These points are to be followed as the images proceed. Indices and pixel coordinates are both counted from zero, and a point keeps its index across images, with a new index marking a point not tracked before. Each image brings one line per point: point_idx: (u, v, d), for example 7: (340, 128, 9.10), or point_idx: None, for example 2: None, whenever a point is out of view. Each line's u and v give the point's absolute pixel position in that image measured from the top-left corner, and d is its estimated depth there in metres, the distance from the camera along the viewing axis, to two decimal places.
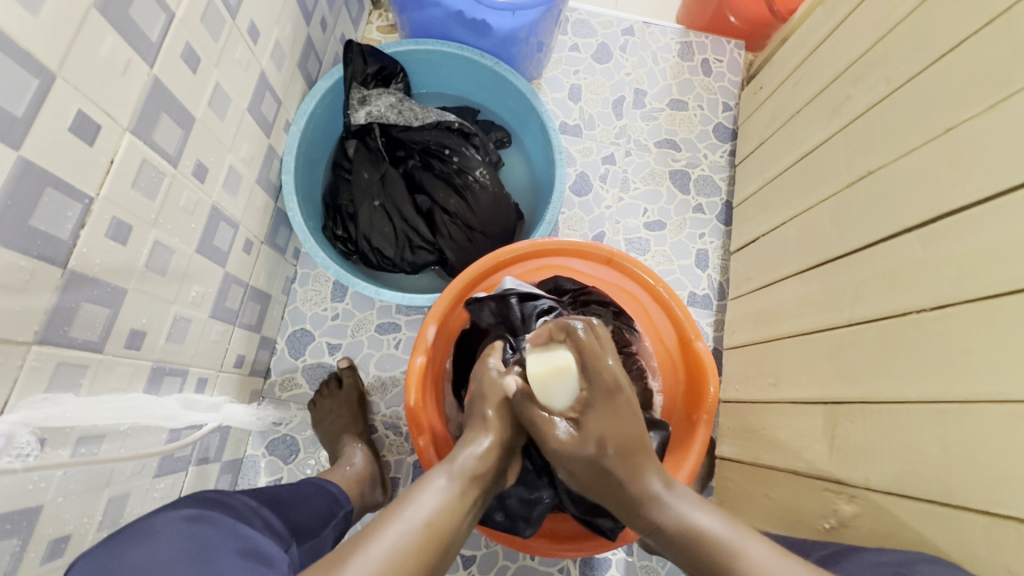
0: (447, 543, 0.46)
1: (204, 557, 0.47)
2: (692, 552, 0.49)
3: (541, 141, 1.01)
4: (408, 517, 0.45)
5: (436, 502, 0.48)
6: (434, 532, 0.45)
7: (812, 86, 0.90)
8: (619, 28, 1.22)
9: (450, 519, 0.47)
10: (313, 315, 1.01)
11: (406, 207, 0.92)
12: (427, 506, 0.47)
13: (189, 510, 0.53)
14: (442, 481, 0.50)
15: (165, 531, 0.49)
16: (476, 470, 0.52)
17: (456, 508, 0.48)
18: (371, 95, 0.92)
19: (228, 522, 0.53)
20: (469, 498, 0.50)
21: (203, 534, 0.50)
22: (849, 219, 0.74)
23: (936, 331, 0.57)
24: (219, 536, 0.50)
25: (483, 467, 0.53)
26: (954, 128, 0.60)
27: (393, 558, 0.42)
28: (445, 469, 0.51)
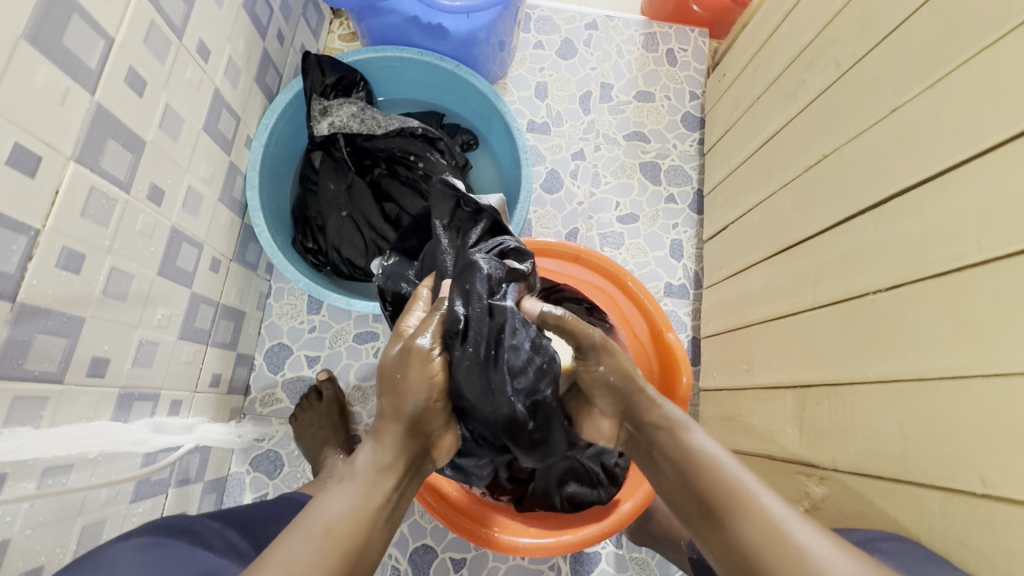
0: (358, 547, 0.46)
1: None
2: (687, 468, 0.50)
3: (506, 141, 1.01)
4: (310, 526, 0.45)
5: (342, 507, 0.47)
6: (341, 537, 0.45)
7: (770, 71, 0.90)
8: (582, 23, 1.22)
9: (356, 519, 0.47)
10: (289, 329, 1.01)
11: (374, 216, 0.93)
12: (332, 513, 0.47)
13: (145, 539, 0.54)
14: (346, 484, 0.49)
15: (121, 561, 0.50)
16: (380, 462, 0.52)
17: (363, 507, 0.48)
18: (331, 106, 0.91)
19: (183, 549, 0.54)
20: (377, 491, 0.50)
21: (156, 565, 0.51)
22: (809, 203, 0.75)
23: (893, 310, 0.58)
24: (172, 567, 0.51)
25: (384, 456, 0.52)
26: (899, 108, 0.61)
27: (297, 567, 0.42)
28: (349, 471, 0.51)
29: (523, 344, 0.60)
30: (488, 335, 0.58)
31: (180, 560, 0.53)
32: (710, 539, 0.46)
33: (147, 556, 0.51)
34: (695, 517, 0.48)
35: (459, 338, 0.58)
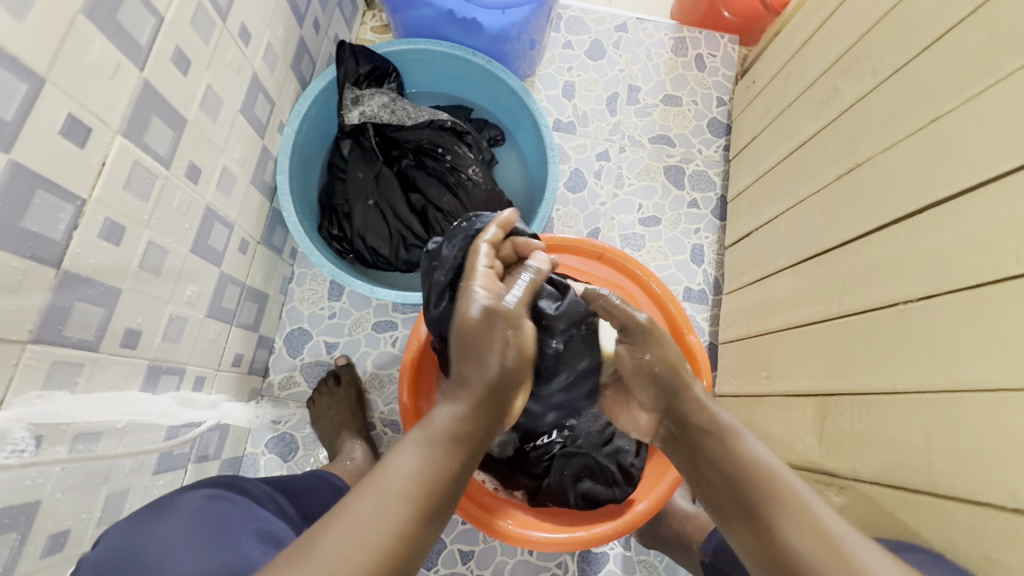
0: (425, 513, 0.43)
1: (222, 538, 0.48)
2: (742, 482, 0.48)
3: (534, 139, 1.01)
4: (386, 484, 0.43)
5: (412, 473, 0.44)
6: (416, 500, 0.43)
7: (803, 78, 0.89)
8: (612, 24, 1.22)
9: (428, 490, 0.44)
10: (310, 315, 1.02)
11: (400, 205, 0.93)
12: (403, 476, 0.44)
13: (211, 489, 0.55)
14: (418, 448, 0.46)
15: (183, 513, 0.50)
16: (454, 432, 0.48)
17: (437, 478, 0.45)
18: (364, 95, 0.92)
19: (241, 503, 0.54)
20: (448, 457, 0.47)
21: (217, 514, 0.51)
22: (839, 212, 0.74)
23: (924, 322, 0.57)
24: (231, 519, 0.51)
25: (459, 424, 0.49)
26: (938, 119, 0.60)
27: (365, 529, 0.39)
28: (423, 435, 0.47)
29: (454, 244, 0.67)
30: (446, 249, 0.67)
31: (238, 511, 0.53)
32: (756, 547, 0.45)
33: (210, 509, 0.51)
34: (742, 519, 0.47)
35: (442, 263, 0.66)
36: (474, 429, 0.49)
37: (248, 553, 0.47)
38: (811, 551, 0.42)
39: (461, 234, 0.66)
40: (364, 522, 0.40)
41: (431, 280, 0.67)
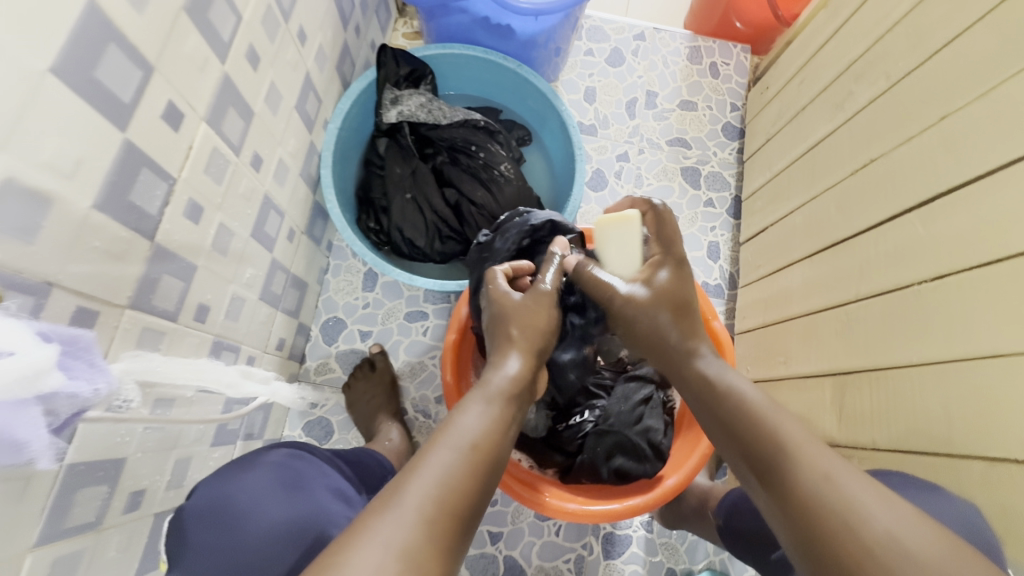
0: (493, 460, 0.49)
1: (303, 488, 0.59)
2: (724, 403, 0.55)
3: (561, 139, 1.07)
4: (454, 439, 0.48)
5: (477, 424, 0.50)
6: (481, 452, 0.48)
7: (816, 83, 0.95)
8: (630, 33, 1.29)
9: (493, 437, 0.50)
10: (345, 304, 1.06)
11: (436, 199, 0.98)
12: (472, 430, 0.49)
13: (286, 449, 0.63)
14: (481, 406, 0.52)
15: (265, 466, 0.59)
16: (508, 390, 0.54)
17: (496, 427, 0.51)
18: (402, 96, 0.98)
19: (316, 462, 0.64)
20: (506, 415, 0.53)
21: (296, 468, 0.61)
22: (854, 204, 0.79)
23: (938, 300, 0.62)
24: (309, 473, 0.61)
25: (515, 383, 0.55)
26: (949, 116, 0.66)
27: (449, 476, 0.45)
28: (477, 396, 0.53)
29: (510, 238, 0.71)
30: (502, 245, 0.71)
31: (314, 466, 0.63)
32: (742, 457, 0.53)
33: (288, 464, 0.61)
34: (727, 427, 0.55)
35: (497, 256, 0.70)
36: (523, 389, 0.56)
37: (324, 502, 0.58)
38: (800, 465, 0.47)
39: (516, 229, 0.70)
40: (445, 472, 0.45)
41: (481, 270, 0.71)
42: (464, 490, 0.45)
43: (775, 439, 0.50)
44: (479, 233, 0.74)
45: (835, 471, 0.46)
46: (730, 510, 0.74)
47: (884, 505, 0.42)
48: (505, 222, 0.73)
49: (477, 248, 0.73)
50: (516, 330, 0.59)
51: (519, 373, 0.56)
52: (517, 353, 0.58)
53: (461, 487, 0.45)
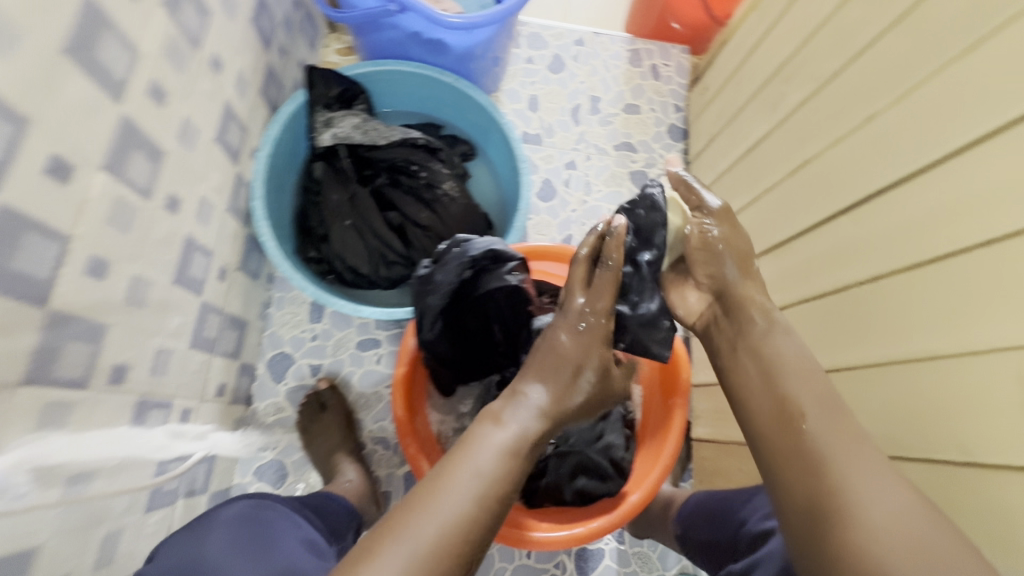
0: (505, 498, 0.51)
1: (275, 540, 0.58)
2: (774, 363, 0.59)
3: (504, 152, 1.04)
4: (464, 482, 0.50)
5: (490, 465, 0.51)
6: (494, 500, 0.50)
7: (752, 84, 0.96)
8: (570, 39, 1.28)
9: (506, 476, 0.52)
10: (291, 338, 1.01)
11: (378, 223, 0.94)
12: (479, 470, 0.51)
13: (252, 501, 0.64)
14: (495, 446, 0.53)
15: (233, 518, 0.59)
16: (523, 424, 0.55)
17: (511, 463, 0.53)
18: (335, 117, 0.94)
19: (285, 512, 0.65)
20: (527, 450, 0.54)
21: (267, 517, 0.61)
22: (794, 206, 0.80)
23: (878, 302, 0.63)
24: (279, 523, 0.61)
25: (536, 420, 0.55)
26: (875, 117, 0.67)
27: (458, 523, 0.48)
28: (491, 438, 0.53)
29: (451, 271, 0.66)
30: (443, 277, 0.66)
31: (284, 517, 0.63)
32: (762, 417, 0.56)
33: (258, 513, 0.61)
34: (758, 387, 0.58)
35: (439, 291, 0.66)
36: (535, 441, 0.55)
37: (297, 550, 0.58)
38: (824, 439, 0.51)
39: (455, 260, 0.66)
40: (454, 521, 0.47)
41: (424, 304, 0.68)
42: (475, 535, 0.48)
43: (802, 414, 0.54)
44: (421, 264, 0.70)
45: (864, 447, 0.51)
46: (690, 517, 0.74)
47: (901, 499, 0.46)
48: (445, 251, 0.69)
49: (418, 281, 0.69)
50: (556, 365, 0.58)
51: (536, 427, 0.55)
52: (545, 386, 0.57)
53: (471, 533, 0.48)
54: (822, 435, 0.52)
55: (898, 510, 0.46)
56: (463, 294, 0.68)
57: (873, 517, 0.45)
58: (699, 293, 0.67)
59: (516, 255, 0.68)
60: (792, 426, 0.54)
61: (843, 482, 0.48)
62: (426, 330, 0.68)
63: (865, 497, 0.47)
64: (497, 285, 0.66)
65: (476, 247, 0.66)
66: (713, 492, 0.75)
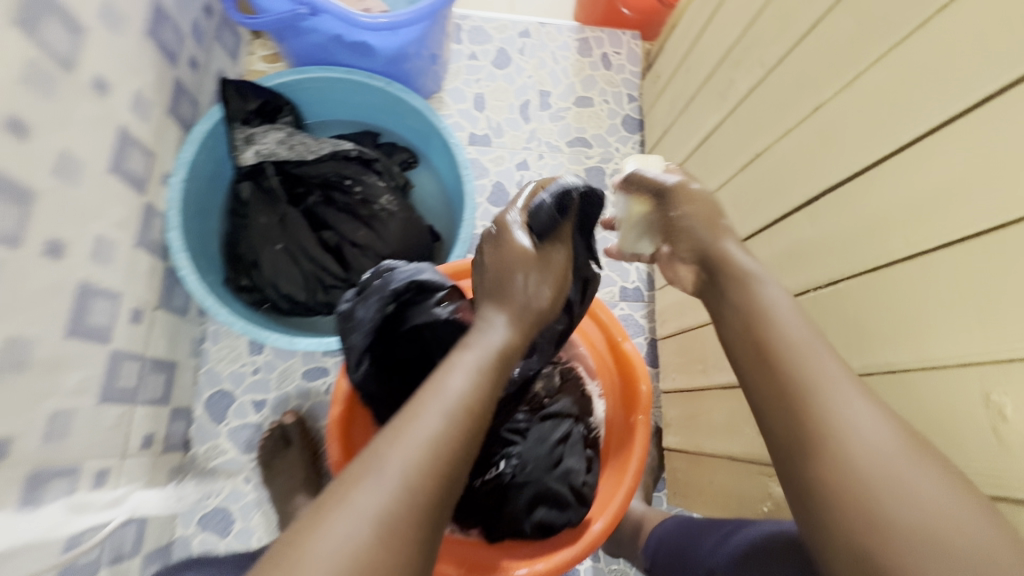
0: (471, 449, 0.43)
1: None
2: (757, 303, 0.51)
3: (446, 158, 0.98)
4: (425, 427, 0.42)
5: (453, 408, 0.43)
6: (474, 417, 0.44)
7: (701, 71, 0.91)
8: (514, 31, 1.21)
9: (475, 421, 0.44)
10: (230, 374, 0.94)
11: (312, 245, 0.87)
12: (441, 418, 0.43)
13: None
14: (459, 386, 0.44)
15: None
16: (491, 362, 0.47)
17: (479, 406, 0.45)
18: (256, 134, 0.87)
19: None
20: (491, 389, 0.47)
21: None
22: (748, 202, 0.75)
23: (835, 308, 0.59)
24: None
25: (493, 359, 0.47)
26: (823, 106, 0.61)
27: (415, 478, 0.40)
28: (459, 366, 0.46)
29: (371, 306, 0.59)
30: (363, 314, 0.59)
31: None
32: (752, 358, 0.49)
33: None
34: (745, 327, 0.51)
35: (360, 328, 0.60)
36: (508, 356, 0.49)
37: None
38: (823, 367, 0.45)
39: (375, 295, 0.59)
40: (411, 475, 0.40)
41: (347, 343, 0.61)
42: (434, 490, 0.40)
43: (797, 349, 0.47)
44: (344, 294, 0.63)
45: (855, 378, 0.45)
46: (658, 552, 0.72)
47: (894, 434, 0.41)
48: (367, 283, 0.62)
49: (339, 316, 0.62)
50: (508, 294, 0.52)
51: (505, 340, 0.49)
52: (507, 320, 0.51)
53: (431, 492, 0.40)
54: (816, 364, 0.45)
55: (916, 453, 0.40)
56: (389, 330, 0.61)
57: (889, 453, 0.40)
58: (688, 265, 0.60)
59: (445, 284, 0.60)
60: (774, 354, 0.47)
61: (854, 415, 0.42)
62: (352, 370, 0.62)
63: (871, 427, 0.41)
64: (425, 320, 0.59)
65: (397, 278, 0.59)
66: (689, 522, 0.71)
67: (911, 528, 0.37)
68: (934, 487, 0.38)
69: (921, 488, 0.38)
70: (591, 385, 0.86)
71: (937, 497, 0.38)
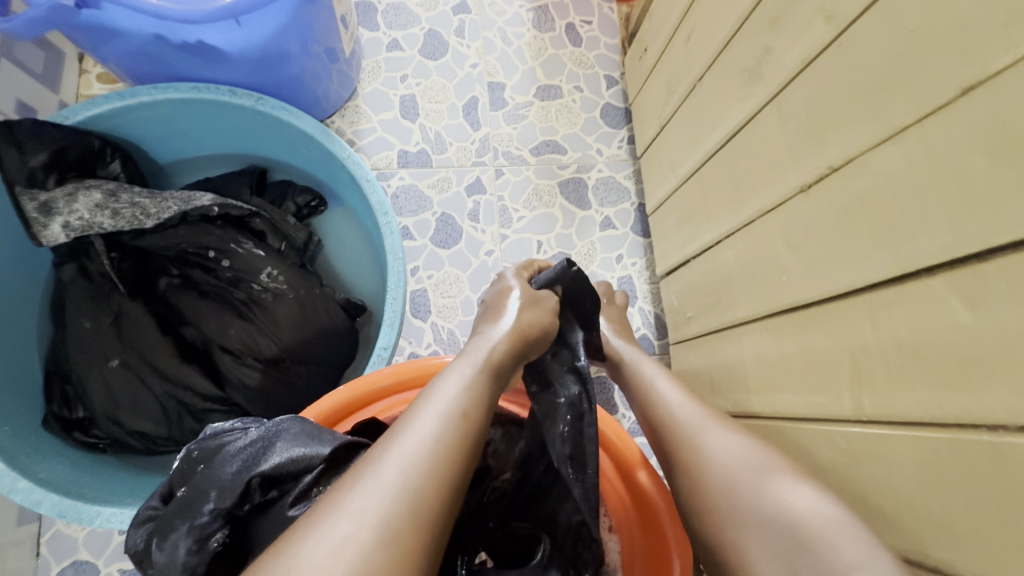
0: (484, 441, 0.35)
1: None
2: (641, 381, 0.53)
3: (359, 197, 0.69)
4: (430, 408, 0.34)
5: (458, 387, 0.36)
6: (473, 421, 0.34)
7: (711, 37, 0.62)
8: (447, 6, 0.90)
9: (484, 406, 0.36)
10: (89, 537, 0.66)
11: (164, 356, 0.59)
12: (451, 392, 0.36)
13: None
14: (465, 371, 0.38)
15: None
16: (497, 355, 0.40)
17: (486, 395, 0.37)
18: (55, 198, 0.57)
19: None
20: (495, 387, 0.39)
21: None
22: (814, 244, 0.47)
23: (1021, 480, 0.30)
24: None
25: (498, 358, 0.40)
26: (977, 88, 0.32)
27: (418, 461, 0.31)
28: (466, 360, 0.39)
29: (175, 543, 0.33)
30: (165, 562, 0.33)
31: None
32: (648, 417, 0.49)
33: None
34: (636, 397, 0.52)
35: None
36: (512, 364, 0.41)
37: None
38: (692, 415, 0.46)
39: (180, 524, 0.33)
40: (413, 458, 0.31)
41: None
42: (444, 478, 0.31)
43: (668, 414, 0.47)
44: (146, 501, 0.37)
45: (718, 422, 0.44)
46: None
47: (740, 447, 0.41)
48: (175, 488, 0.36)
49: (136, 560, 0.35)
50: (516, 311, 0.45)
51: (509, 342, 0.42)
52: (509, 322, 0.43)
53: (439, 486, 0.30)
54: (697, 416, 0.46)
55: (752, 445, 0.41)
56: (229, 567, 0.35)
57: (750, 465, 0.39)
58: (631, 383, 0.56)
59: (311, 458, 0.35)
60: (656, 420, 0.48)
61: (704, 427, 0.44)
62: None
63: (727, 444, 0.41)
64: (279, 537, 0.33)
65: (221, 477, 0.34)
66: None
67: (732, 508, 0.37)
68: (757, 471, 0.38)
69: (783, 490, 0.36)
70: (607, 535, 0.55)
71: (783, 496, 0.36)
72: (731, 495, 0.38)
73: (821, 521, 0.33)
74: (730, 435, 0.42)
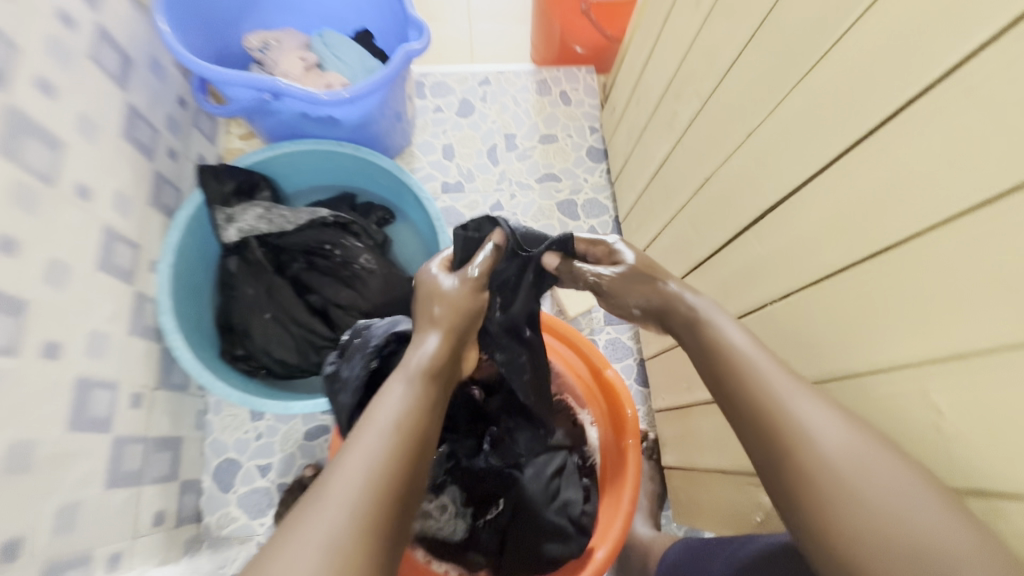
0: (420, 452, 0.45)
1: None
2: (706, 332, 0.51)
3: (420, 210, 1.02)
4: (375, 432, 0.44)
5: (397, 408, 0.46)
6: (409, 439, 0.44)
7: (650, 102, 0.95)
8: (474, 81, 1.27)
9: (419, 424, 0.46)
10: (235, 442, 0.97)
11: (299, 311, 0.92)
12: (389, 412, 0.46)
13: None
14: (399, 388, 0.48)
15: None
16: (428, 366, 0.50)
17: (423, 413, 0.47)
18: (236, 212, 0.91)
19: None
20: (429, 398, 0.48)
21: None
22: (704, 225, 0.78)
23: (793, 321, 0.61)
24: None
25: (432, 362, 0.50)
26: (753, 133, 0.64)
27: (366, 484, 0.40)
28: (398, 375, 0.49)
29: (355, 364, 0.64)
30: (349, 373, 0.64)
31: None
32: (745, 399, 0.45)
33: None
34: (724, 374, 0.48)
35: (348, 387, 0.63)
36: (445, 368, 0.52)
37: None
38: (772, 390, 0.45)
39: (357, 354, 0.64)
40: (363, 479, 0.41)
41: (337, 403, 0.64)
42: (387, 495, 0.41)
43: (749, 374, 0.46)
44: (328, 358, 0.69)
45: (811, 410, 0.43)
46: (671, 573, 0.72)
47: (839, 438, 0.42)
48: (349, 344, 0.67)
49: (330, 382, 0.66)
50: (436, 305, 0.55)
51: (439, 347, 0.52)
52: (438, 329, 0.53)
53: (382, 500, 0.40)
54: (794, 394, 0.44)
55: (856, 434, 0.42)
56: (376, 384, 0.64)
57: (850, 461, 0.40)
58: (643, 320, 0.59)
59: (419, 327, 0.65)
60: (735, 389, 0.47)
61: (798, 397, 0.44)
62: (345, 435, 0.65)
63: (836, 434, 0.42)
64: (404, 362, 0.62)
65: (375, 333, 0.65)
66: (695, 542, 0.72)
67: (847, 504, 0.39)
68: (861, 466, 0.40)
69: (883, 487, 0.39)
70: (584, 413, 0.88)
71: (902, 511, 0.38)
72: (850, 500, 0.39)
73: (947, 539, 0.37)
74: (823, 421, 0.42)
